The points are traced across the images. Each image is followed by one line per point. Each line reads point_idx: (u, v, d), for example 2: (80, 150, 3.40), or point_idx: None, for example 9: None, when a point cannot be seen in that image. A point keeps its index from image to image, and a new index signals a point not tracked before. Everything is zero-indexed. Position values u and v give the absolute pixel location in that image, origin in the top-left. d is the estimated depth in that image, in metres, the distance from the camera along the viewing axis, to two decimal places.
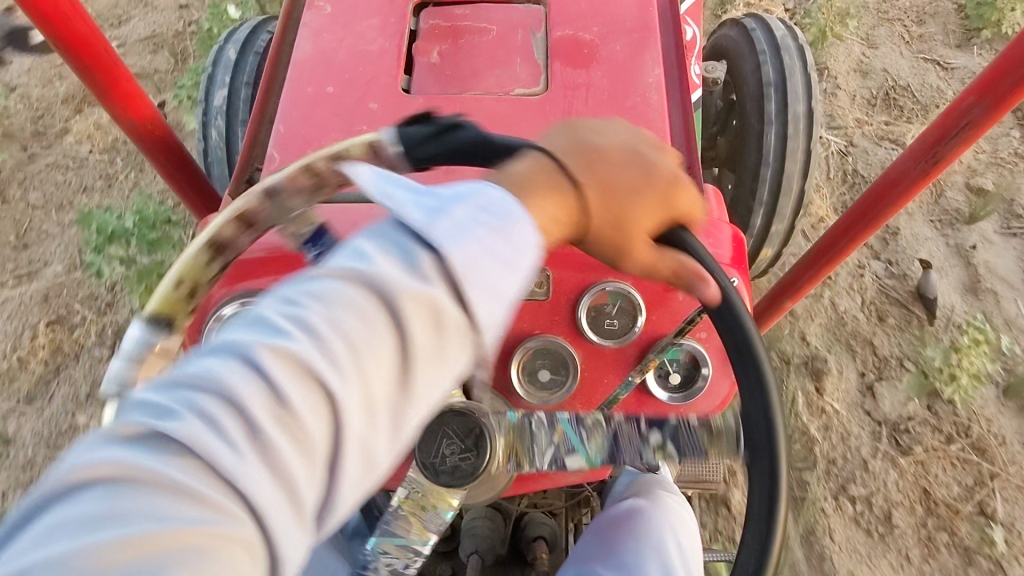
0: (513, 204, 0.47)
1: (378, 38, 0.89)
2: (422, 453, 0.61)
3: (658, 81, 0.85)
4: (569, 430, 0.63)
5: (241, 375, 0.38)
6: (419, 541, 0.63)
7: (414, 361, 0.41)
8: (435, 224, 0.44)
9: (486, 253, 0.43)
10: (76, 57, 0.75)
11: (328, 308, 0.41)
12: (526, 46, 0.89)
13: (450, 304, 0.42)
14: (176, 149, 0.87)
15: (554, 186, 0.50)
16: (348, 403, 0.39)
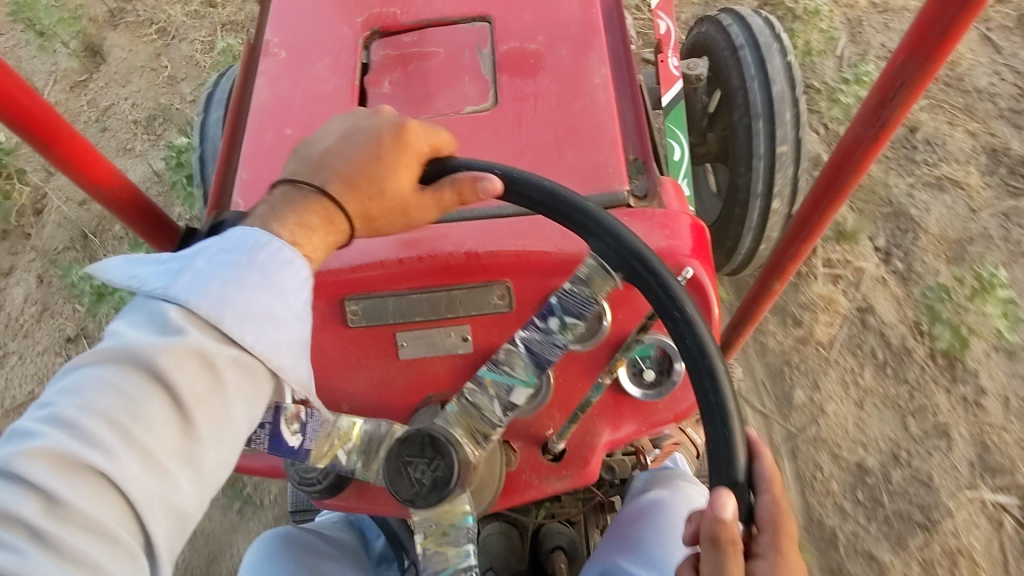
0: (252, 231, 0.53)
1: (331, 77, 0.92)
2: (392, 481, 0.62)
3: (605, 81, 0.86)
4: (496, 375, 0.66)
5: (0, 486, 0.41)
6: (453, 560, 0.66)
7: (190, 409, 0.47)
8: (174, 283, 0.51)
9: (228, 288, 0.51)
10: (35, 133, 0.79)
11: (80, 398, 0.46)
12: (473, 64, 0.90)
13: (210, 344, 0.49)
14: (148, 209, 0.90)
15: (300, 198, 0.56)
16: (128, 468, 0.44)
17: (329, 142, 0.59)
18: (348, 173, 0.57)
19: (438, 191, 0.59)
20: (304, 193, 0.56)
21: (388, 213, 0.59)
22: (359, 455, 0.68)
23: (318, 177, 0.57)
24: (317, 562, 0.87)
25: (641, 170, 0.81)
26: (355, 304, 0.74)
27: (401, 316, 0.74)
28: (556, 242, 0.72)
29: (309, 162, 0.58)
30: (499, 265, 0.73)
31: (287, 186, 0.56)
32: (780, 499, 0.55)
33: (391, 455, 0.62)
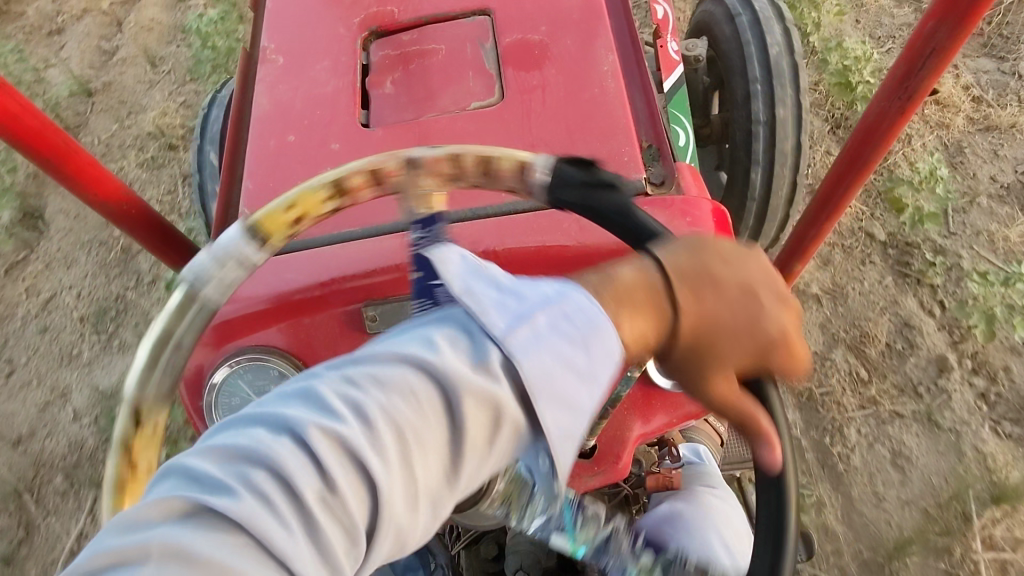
0: (598, 308, 0.43)
1: (332, 79, 0.90)
2: None
3: (613, 68, 0.84)
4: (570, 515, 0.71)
5: (293, 452, 0.38)
6: None
7: (473, 455, 0.40)
8: (511, 333, 0.41)
9: (556, 360, 0.42)
10: (36, 151, 0.78)
11: (385, 392, 0.40)
12: (476, 58, 0.88)
13: (513, 405, 0.41)
14: (156, 223, 0.89)
15: (643, 307, 0.45)
16: (395, 497, 0.38)
17: (728, 275, 0.46)
18: (701, 321, 0.45)
19: (751, 403, 0.50)
20: (643, 290, 0.45)
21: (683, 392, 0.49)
22: None
23: (682, 311, 0.45)
24: None
25: (656, 156, 0.80)
26: (372, 309, 0.72)
27: None
28: (576, 235, 0.71)
29: (682, 269, 0.46)
30: (518, 261, 0.71)
31: (636, 266, 0.46)
32: None
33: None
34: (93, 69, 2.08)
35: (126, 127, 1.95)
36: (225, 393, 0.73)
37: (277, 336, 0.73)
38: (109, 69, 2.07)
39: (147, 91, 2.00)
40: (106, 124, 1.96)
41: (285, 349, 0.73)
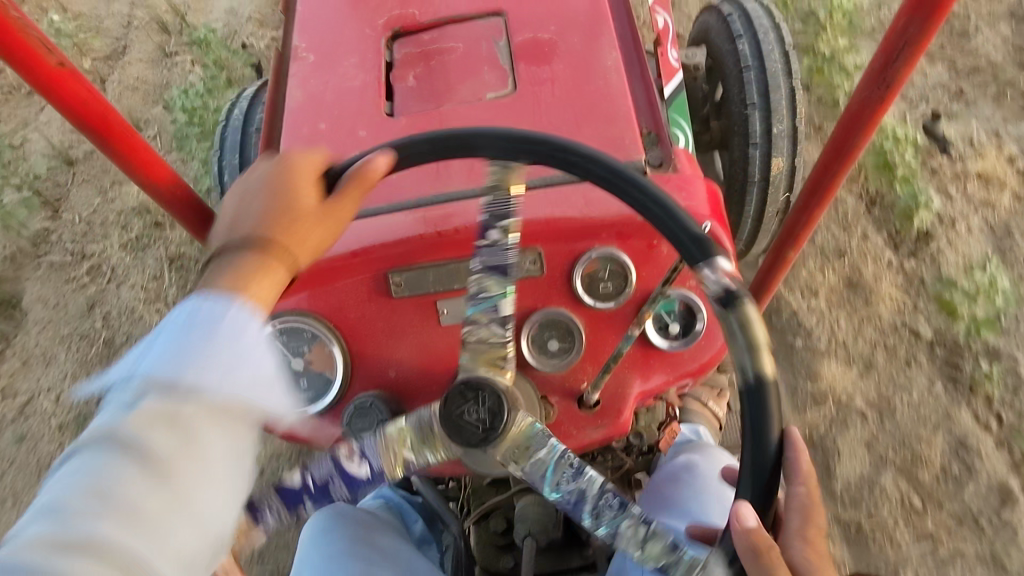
0: (212, 301, 0.53)
1: (359, 74, 0.98)
2: (458, 435, 0.65)
3: (616, 63, 0.92)
4: (480, 306, 0.68)
5: (27, 550, 0.43)
6: (546, 456, 0.67)
7: (183, 458, 0.49)
8: (133, 399, 0.50)
9: (176, 359, 0.51)
10: (100, 135, 0.86)
11: (91, 463, 0.48)
12: (491, 55, 0.96)
13: (204, 410, 0.51)
14: (198, 206, 0.97)
15: (262, 264, 0.56)
16: (139, 521, 0.46)
17: (233, 207, 0.60)
18: (315, 214, 0.60)
19: (343, 188, 0.62)
20: (255, 264, 0.56)
21: (309, 242, 0.59)
22: (422, 446, 0.69)
23: (262, 228, 0.57)
24: (374, 533, 0.92)
25: (655, 141, 0.87)
26: (398, 275, 0.81)
27: (441, 284, 0.80)
28: (582, 208, 0.79)
29: (230, 228, 0.58)
30: (529, 232, 0.79)
31: (236, 244, 0.56)
32: (814, 491, 0.59)
33: (445, 421, 0.65)
34: (74, 136, 1.85)
35: (108, 200, 1.77)
36: None
37: (312, 301, 0.82)
38: (85, 136, 1.84)
39: None
40: (88, 197, 1.78)
41: (320, 313, 0.82)
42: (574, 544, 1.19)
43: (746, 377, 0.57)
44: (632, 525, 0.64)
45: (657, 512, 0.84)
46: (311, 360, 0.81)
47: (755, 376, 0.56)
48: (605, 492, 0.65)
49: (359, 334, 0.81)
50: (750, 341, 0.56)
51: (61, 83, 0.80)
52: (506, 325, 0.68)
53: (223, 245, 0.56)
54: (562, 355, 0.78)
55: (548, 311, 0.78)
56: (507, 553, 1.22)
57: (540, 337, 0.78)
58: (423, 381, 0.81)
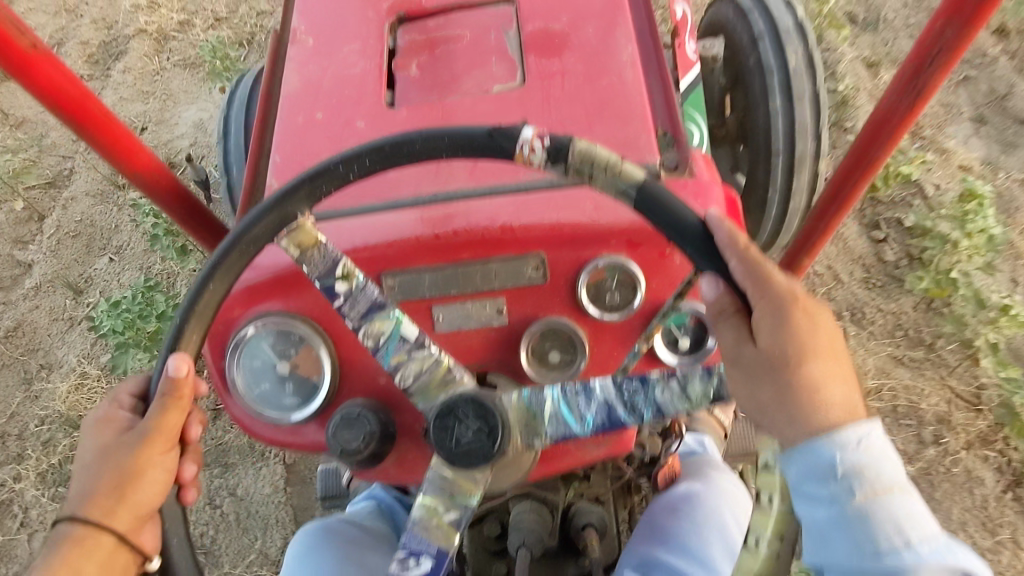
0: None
1: (359, 61, 0.93)
2: (467, 461, 0.62)
3: (632, 57, 0.87)
4: (389, 352, 0.67)
5: None
6: (547, 417, 0.66)
7: None
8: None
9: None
10: (78, 123, 0.81)
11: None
12: (499, 45, 0.91)
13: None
14: (185, 197, 0.92)
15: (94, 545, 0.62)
16: None
17: (79, 483, 0.65)
18: (123, 469, 0.63)
19: (156, 420, 0.65)
20: (78, 539, 0.61)
21: (142, 493, 0.63)
22: (449, 494, 0.64)
23: (90, 509, 0.63)
24: (363, 551, 0.89)
25: (671, 143, 0.82)
26: (392, 279, 0.75)
27: (437, 289, 0.75)
28: (590, 213, 0.75)
29: (81, 498, 0.64)
30: (533, 238, 0.74)
31: (66, 526, 0.62)
32: (748, 252, 0.60)
33: (444, 454, 0.62)
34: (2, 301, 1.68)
35: (33, 397, 1.59)
36: (247, 354, 0.77)
37: (300, 301, 0.78)
38: (16, 302, 1.68)
39: (68, 332, 1.63)
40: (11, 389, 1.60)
41: (309, 314, 0.77)
42: (568, 554, 1.17)
43: (629, 193, 0.61)
44: (665, 387, 0.65)
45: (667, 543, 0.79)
46: (298, 363, 0.77)
47: (632, 182, 0.60)
48: (621, 384, 0.66)
49: (348, 338, 0.77)
50: (603, 163, 0.60)
51: (32, 66, 0.76)
52: (416, 351, 0.67)
53: (60, 520, 0.63)
54: (563, 368, 0.74)
55: (549, 321, 0.74)
56: (499, 560, 1.18)
57: (541, 348, 0.74)
58: None
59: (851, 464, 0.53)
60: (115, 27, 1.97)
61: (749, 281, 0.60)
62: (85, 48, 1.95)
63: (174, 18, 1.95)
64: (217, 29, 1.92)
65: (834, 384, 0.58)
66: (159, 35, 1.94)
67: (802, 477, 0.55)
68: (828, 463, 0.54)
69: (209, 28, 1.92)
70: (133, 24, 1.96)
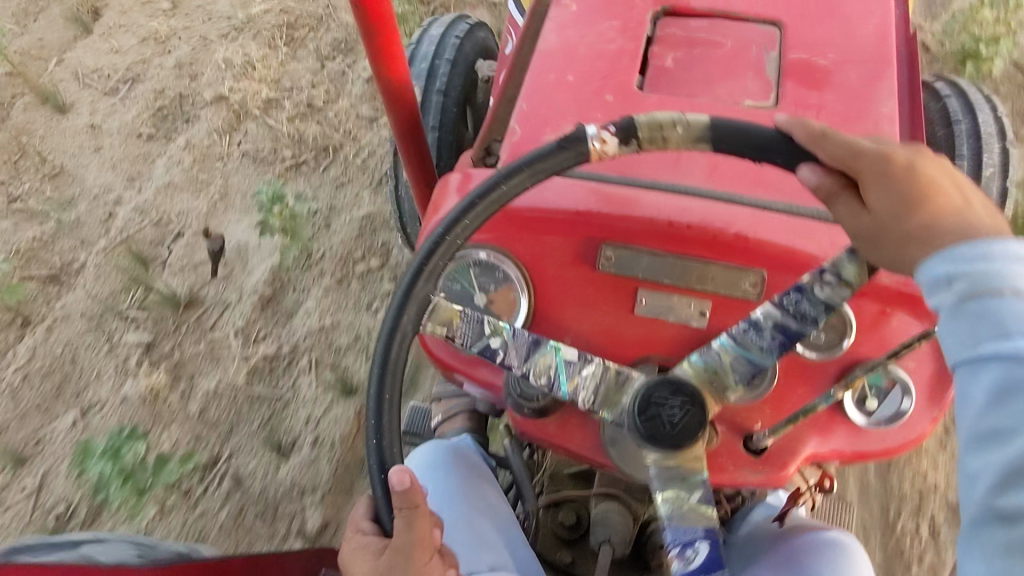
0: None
1: (617, 39, 0.95)
2: (678, 440, 0.62)
3: (892, 113, 0.86)
4: (564, 375, 0.71)
5: None
6: (730, 363, 0.67)
7: None
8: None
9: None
10: (368, 16, 0.85)
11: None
12: (759, 63, 0.91)
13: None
14: (413, 115, 0.98)
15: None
16: None
17: None
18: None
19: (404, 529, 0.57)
20: None
21: None
22: (667, 475, 0.63)
23: None
24: (484, 486, 0.89)
25: None
26: (611, 249, 0.77)
27: (651, 273, 0.76)
28: (826, 249, 0.74)
29: None
30: (763, 254, 0.74)
31: None
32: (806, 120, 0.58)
33: (646, 430, 0.62)
34: None
35: None
36: (451, 277, 0.80)
37: (517, 244, 0.80)
38: None
39: None
40: None
41: (518, 256, 0.80)
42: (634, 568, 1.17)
43: (706, 138, 0.60)
44: (822, 284, 0.64)
45: None
46: (493, 300, 0.79)
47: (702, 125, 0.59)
48: (782, 301, 0.66)
49: (550, 289, 0.79)
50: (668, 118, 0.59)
51: None
52: (583, 369, 0.71)
53: None
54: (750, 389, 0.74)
55: None
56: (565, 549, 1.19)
57: None
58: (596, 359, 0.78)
59: (963, 268, 0.53)
60: (198, 79, 1.86)
61: (844, 161, 0.58)
62: (158, 96, 1.84)
63: (264, 94, 1.83)
64: (304, 121, 1.79)
65: (947, 205, 0.59)
66: (240, 110, 1.80)
67: (942, 281, 0.54)
68: (943, 273, 0.54)
69: (297, 116, 1.80)
70: (215, 88, 1.84)
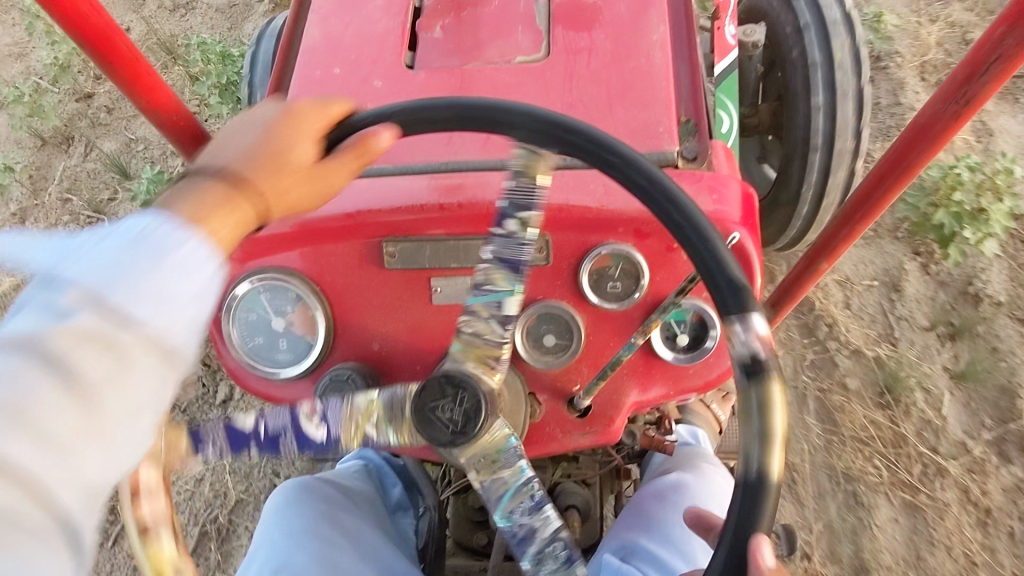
0: (143, 216, 0.46)
1: (383, 18, 0.90)
2: (424, 429, 0.63)
3: (663, 39, 0.83)
4: (481, 298, 0.65)
5: None
6: (510, 481, 0.66)
7: None
8: (57, 265, 0.42)
9: (119, 269, 0.42)
10: (102, 55, 0.80)
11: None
12: (527, 14, 0.87)
13: (112, 324, 0.41)
14: (202, 139, 0.92)
15: (224, 207, 0.50)
16: None
17: (241, 143, 0.57)
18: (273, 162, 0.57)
19: (338, 155, 0.61)
20: (223, 191, 0.51)
21: (288, 194, 0.57)
22: (387, 423, 0.67)
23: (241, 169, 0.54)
24: (339, 514, 0.88)
25: (693, 132, 0.79)
26: (394, 245, 0.74)
27: (438, 261, 0.74)
28: (600, 199, 0.73)
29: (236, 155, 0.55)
30: (540, 218, 0.73)
31: (204, 172, 0.53)
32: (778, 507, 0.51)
33: (416, 410, 0.63)
34: None
35: None
36: (245, 308, 0.77)
37: (300, 258, 0.76)
38: None
39: None
40: None
41: (304, 272, 0.76)
42: None
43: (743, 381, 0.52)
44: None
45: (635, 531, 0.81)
46: (293, 321, 0.77)
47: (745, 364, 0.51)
48: (553, 542, 0.66)
49: (344, 298, 0.76)
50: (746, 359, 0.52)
51: None
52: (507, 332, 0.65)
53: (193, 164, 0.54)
54: (557, 353, 0.74)
55: (548, 304, 0.73)
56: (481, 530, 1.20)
57: (536, 330, 0.73)
58: (407, 359, 0.76)
59: None
60: None
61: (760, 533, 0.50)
62: None
63: None
64: None
65: None
66: None
67: None
68: None
69: None
70: None
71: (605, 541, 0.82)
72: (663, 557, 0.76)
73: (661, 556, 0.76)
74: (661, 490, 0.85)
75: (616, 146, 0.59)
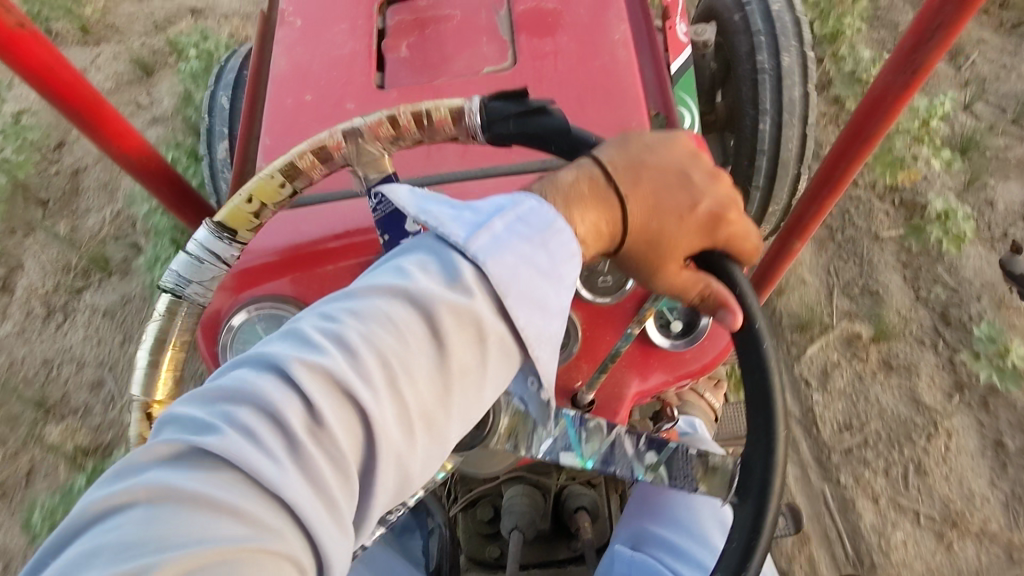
0: (551, 215, 0.52)
1: (349, 41, 0.91)
2: None
3: (625, 37, 0.86)
4: (575, 428, 0.68)
5: None
6: None
7: None
8: (474, 238, 0.50)
9: (519, 267, 0.50)
10: (66, 102, 0.80)
11: (363, 324, 0.47)
12: (491, 25, 0.89)
13: (489, 317, 0.48)
14: (173, 180, 0.92)
15: (603, 203, 0.54)
16: None
17: (659, 164, 0.57)
18: (644, 223, 0.55)
19: (695, 274, 0.58)
20: (597, 193, 0.54)
21: (636, 256, 0.57)
22: None
23: (624, 189, 0.55)
24: None
25: (664, 124, 0.81)
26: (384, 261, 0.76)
27: None
28: None
29: (628, 165, 0.56)
30: None
31: (593, 168, 0.55)
32: None
33: None
34: None
35: None
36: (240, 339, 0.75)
37: (291, 284, 0.76)
38: None
39: None
40: None
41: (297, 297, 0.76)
42: (560, 536, 1.18)
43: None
44: None
45: (643, 517, 0.83)
46: None
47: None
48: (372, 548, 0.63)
49: None
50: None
51: (21, 45, 0.74)
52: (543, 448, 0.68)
53: (592, 154, 0.56)
54: (555, 352, 0.74)
55: None
56: (492, 543, 1.19)
57: None
58: None
59: None
60: None
61: None
62: None
63: None
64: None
65: None
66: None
67: None
68: None
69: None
70: None
71: (617, 531, 0.84)
72: (671, 549, 0.78)
73: (670, 542, 0.79)
74: (667, 475, 0.86)
75: (765, 346, 0.57)
